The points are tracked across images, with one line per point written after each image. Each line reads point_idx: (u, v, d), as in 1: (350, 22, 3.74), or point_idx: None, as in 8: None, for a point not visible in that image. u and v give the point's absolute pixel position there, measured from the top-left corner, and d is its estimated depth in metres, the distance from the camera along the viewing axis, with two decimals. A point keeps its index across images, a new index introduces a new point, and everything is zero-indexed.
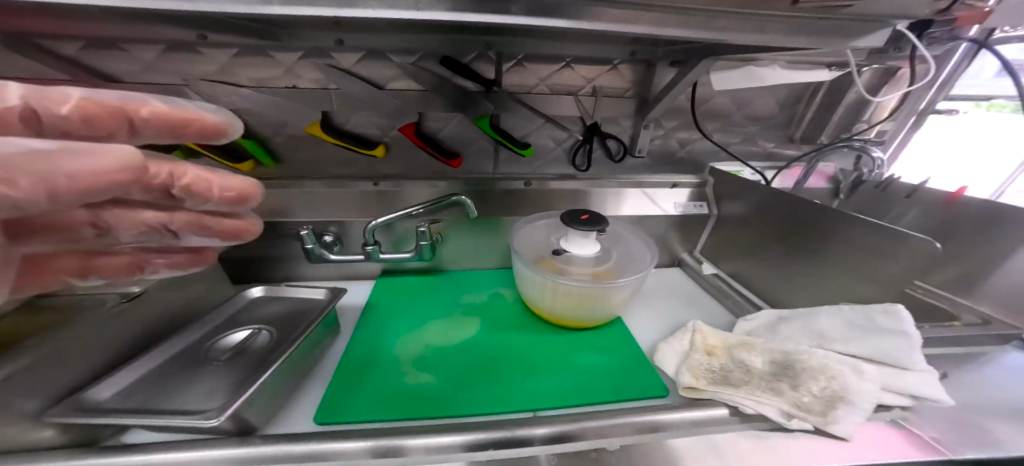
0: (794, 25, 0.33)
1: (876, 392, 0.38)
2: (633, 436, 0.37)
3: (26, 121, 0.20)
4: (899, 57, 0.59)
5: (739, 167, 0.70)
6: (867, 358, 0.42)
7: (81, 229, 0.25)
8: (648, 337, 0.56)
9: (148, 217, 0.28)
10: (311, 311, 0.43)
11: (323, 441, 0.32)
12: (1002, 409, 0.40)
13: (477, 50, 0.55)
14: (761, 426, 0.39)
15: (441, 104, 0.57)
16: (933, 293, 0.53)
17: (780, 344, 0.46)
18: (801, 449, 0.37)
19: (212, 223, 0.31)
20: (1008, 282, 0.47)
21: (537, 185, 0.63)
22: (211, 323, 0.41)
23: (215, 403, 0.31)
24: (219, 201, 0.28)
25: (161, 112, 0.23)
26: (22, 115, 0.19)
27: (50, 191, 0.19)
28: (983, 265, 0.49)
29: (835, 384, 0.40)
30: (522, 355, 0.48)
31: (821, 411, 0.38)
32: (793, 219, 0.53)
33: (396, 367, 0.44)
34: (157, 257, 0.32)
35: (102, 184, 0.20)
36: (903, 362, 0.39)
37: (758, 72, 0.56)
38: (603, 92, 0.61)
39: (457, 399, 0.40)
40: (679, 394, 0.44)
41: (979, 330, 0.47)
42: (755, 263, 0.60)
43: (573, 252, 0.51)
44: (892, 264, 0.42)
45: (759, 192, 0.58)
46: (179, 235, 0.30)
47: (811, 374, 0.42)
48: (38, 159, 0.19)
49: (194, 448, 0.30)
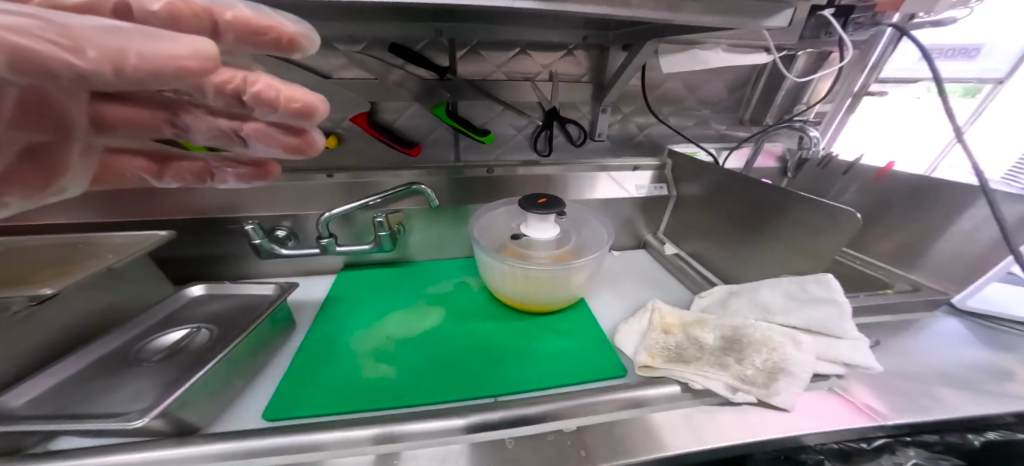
0: (714, 5, 0.34)
1: (812, 361, 0.41)
2: (614, 412, 0.39)
3: (120, 13, 0.19)
4: (829, 43, 0.60)
5: (695, 147, 0.70)
6: (805, 329, 0.44)
7: (159, 126, 0.23)
8: (609, 318, 0.56)
9: (221, 121, 0.24)
10: (257, 308, 0.43)
11: (275, 437, 0.32)
12: (933, 374, 0.42)
13: (428, 37, 0.54)
14: (709, 401, 0.41)
15: (393, 92, 0.56)
16: (874, 264, 0.59)
17: (730, 319, 0.48)
18: (749, 421, 0.38)
19: (280, 136, 0.26)
20: (948, 250, 0.50)
21: (501, 171, 0.62)
22: (144, 324, 0.40)
23: (139, 406, 0.30)
24: (285, 113, 0.23)
25: (244, 18, 0.20)
26: (117, 8, 0.19)
27: (117, 66, 0.17)
28: (923, 238, 0.53)
29: (776, 356, 0.42)
30: (485, 342, 0.49)
31: (765, 384, 0.40)
32: (742, 198, 0.54)
33: (356, 360, 0.44)
34: (226, 166, 0.31)
35: (176, 69, 0.18)
36: (837, 331, 0.42)
37: (702, 56, 0.56)
38: (559, 78, 0.61)
39: (417, 389, 0.40)
40: (635, 373, 0.45)
41: (909, 297, 0.51)
42: (712, 242, 0.62)
43: (533, 236, 0.51)
44: (827, 238, 0.43)
45: (713, 172, 0.60)
46: (249, 144, 0.26)
47: (755, 348, 0.43)
48: (108, 33, 0.17)
49: (124, 451, 0.29)
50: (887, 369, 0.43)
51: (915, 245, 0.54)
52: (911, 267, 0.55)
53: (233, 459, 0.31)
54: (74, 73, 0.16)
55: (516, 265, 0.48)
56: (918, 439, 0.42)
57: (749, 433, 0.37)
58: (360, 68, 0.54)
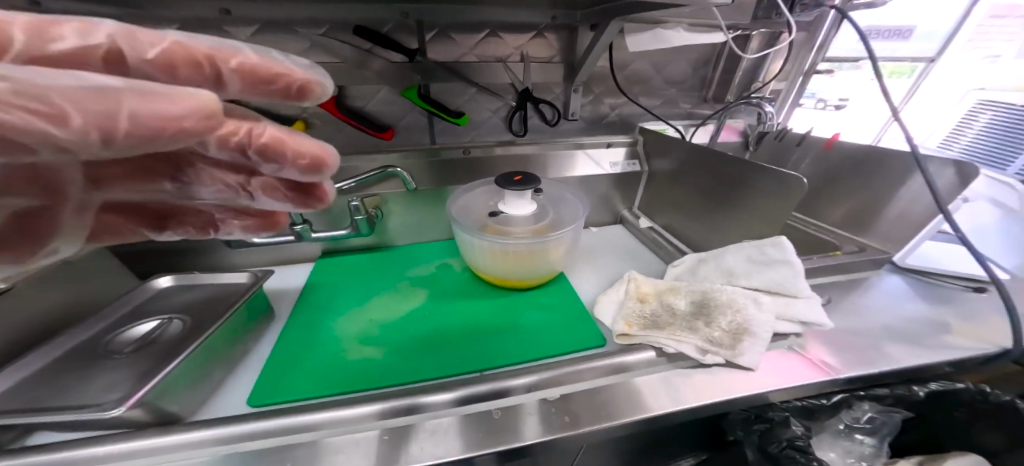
0: None
1: (772, 320, 0.44)
2: (602, 378, 0.41)
3: (111, 62, 0.17)
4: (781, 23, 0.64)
5: (664, 125, 0.72)
6: (766, 290, 0.47)
7: (161, 181, 0.24)
8: (589, 290, 0.59)
9: (228, 176, 0.26)
10: (232, 296, 0.42)
11: (260, 421, 0.32)
12: (880, 329, 0.46)
13: (394, 19, 0.53)
14: (682, 364, 0.43)
15: (360, 75, 0.55)
16: (832, 230, 0.63)
17: (699, 285, 0.51)
18: (720, 381, 0.41)
19: (285, 187, 0.28)
20: (894, 212, 0.55)
21: (479, 152, 0.62)
22: (112, 317, 0.39)
23: (116, 395, 0.29)
24: (292, 168, 0.24)
25: (249, 65, 0.20)
26: (109, 56, 0.17)
27: (105, 133, 0.16)
28: (874, 202, 0.57)
29: (740, 317, 0.45)
30: (470, 320, 0.50)
31: (731, 346, 0.43)
32: (710, 171, 0.57)
33: (341, 345, 0.44)
34: (232, 217, 0.32)
35: (170, 129, 0.17)
36: (794, 290, 0.45)
37: (665, 35, 0.58)
38: (530, 59, 0.61)
39: (404, 369, 0.41)
40: (614, 341, 0.47)
41: (856, 257, 0.56)
42: (683, 215, 0.65)
43: (511, 213, 0.52)
44: (781, 204, 0.47)
45: (681, 148, 0.62)
46: (255, 197, 0.28)
47: (721, 310, 0.47)
48: (95, 96, 0.16)
49: (100, 443, 0.29)
50: (841, 328, 0.47)
51: (865, 211, 0.58)
52: (864, 232, 0.59)
53: (222, 444, 0.31)
54: (52, 141, 0.15)
55: (495, 241, 0.49)
56: (870, 393, 0.47)
57: (722, 392, 0.40)
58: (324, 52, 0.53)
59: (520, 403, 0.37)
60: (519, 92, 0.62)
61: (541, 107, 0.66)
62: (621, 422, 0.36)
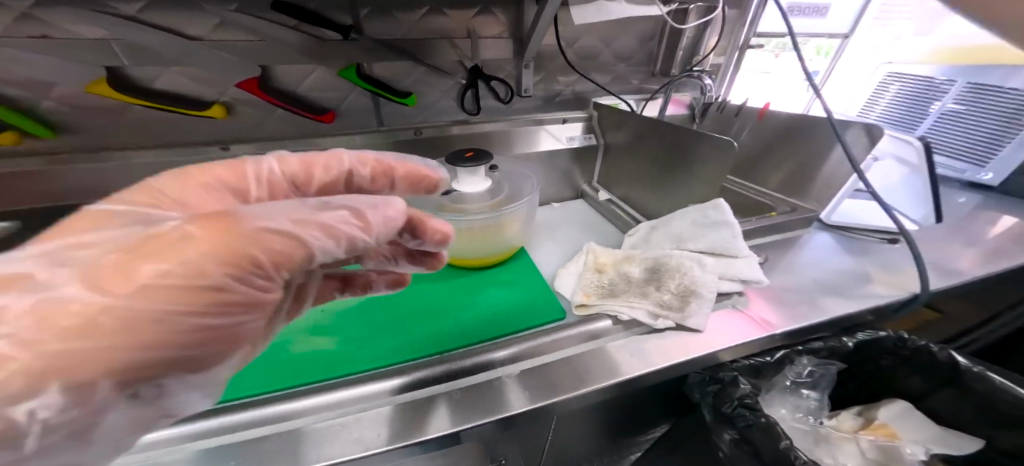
0: None
1: (715, 281, 0.47)
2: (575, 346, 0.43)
3: (344, 177, 0.29)
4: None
5: (616, 100, 0.74)
6: (710, 252, 0.50)
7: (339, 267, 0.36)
8: (550, 264, 0.60)
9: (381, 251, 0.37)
10: None
11: (202, 421, 0.32)
12: (812, 284, 0.50)
13: None
14: (636, 331, 0.45)
15: (290, 54, 0.52)
16: (772, 195, 0.67)
17: (651, 252, 0.54)
18: (669, 342, 0.43)
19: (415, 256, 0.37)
20: (824, 174, 0.59)
21: (432, 133, 0.61)
22: None
23: None
24: (430, 242, 0.32)
25: (411, 171, 0.32)
26: (342, 176, 0.29)
27: (373, 228, 0.25)
28: (808, 165, 0.61)
29: (687, 280, 0.47)
30: (431, 304, 0.49)
31: (681, 308, 0.45)
32: (660, 142, 0.59)
33: (291, 337, 0.42)
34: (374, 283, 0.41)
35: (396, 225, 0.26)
36: (734, 251, 0.49)
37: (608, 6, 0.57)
38: (479, 36, 0.60)
39: (359, 357, 0.40)
40: (573, 313, 0.49)
41: (788, 217, 0.60)
42: (638, 186, 0.67)
43: (464, 190, 0.51)
44: (718, 168, 0.50)
45: (634, 120, 0.63)
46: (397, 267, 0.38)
47: (670, 274, 0.49)
48: (374, 204, 0.25)
49: None
50: (779, 286, 0.50)
51: (800, 174, 0.63)
52: (802, 195, 0.63)
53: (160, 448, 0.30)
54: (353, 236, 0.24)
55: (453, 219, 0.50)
56: (808, 347, 0.52)
57: (674, 355, 0.42)
58: (244, 30, 0.50)
59: (483, 380, 0.38)
60: (469, 70, 0.61)
61: (494, 85, 0.65)
62: (581, 391, 0.37)
